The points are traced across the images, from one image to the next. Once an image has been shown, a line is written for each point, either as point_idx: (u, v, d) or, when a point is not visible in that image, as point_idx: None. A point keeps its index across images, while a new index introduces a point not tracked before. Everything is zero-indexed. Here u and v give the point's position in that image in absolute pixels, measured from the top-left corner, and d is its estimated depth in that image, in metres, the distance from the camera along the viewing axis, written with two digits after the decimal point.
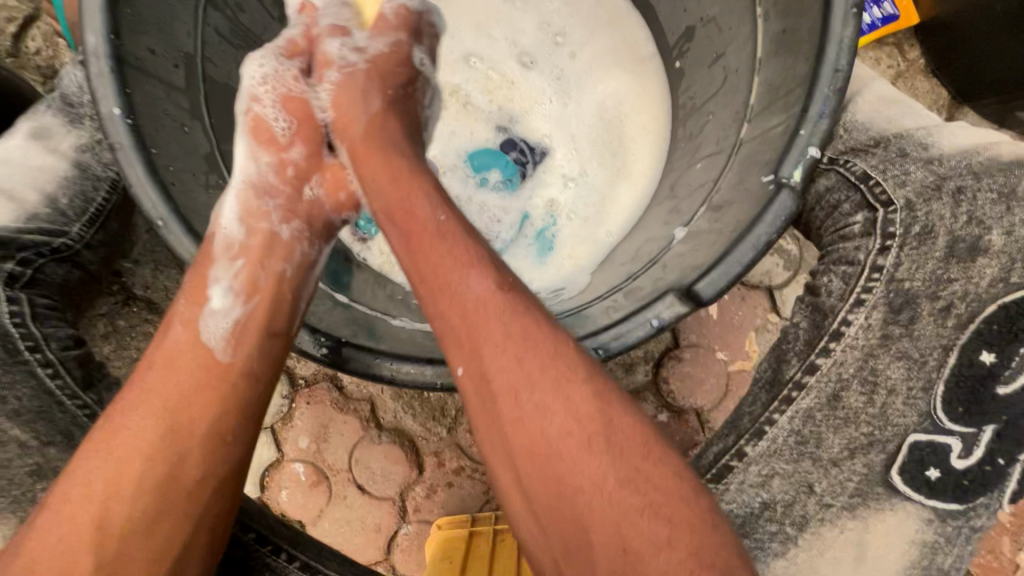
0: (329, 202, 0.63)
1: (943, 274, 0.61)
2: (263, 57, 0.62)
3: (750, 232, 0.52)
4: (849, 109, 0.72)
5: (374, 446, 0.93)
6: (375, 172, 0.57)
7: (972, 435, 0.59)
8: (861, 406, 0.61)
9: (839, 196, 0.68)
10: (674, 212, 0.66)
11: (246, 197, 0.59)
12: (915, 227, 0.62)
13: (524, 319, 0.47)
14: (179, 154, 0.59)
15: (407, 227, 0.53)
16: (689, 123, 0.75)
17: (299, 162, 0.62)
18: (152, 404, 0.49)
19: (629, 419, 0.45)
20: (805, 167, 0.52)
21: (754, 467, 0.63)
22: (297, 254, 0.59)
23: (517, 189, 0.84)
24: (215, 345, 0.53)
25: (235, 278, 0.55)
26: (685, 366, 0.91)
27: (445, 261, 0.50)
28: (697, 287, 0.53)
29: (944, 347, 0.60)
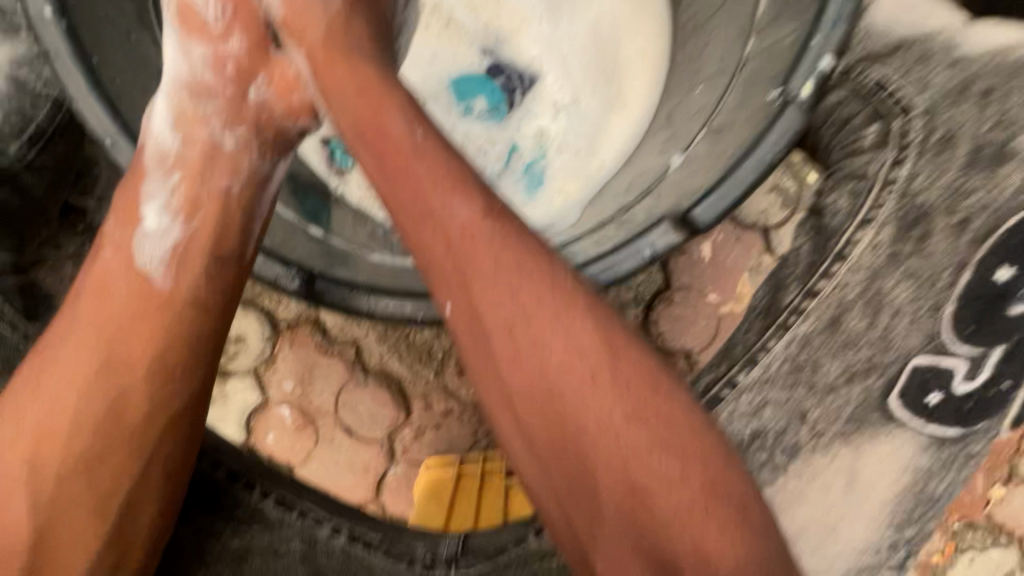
0: (280, 106, 0.54)
1: (961, 183, 0.67)
2: None
3: (754, 154, 0.50)
4: (867, 18, 0.65)
5: (360, 390, 0.87)
6: (341, 81, 0.49)
7: (979, 359, 0.69)
8: (861, 329, 0.69)
9: (849, 110, 0.66)
10: (671, 140, 0.62)
11: (180, 98, 0.52)
12: (938, 134, 0.67)
13: (519, 251, 0.43)
14: (126, 67, 0.53)
15: (380, 147, 0.46)
16: (690, 45, 0.72)
17: (239, 57, 0.53)
18: (87, 336, 0.46)
19: (633, 353, 0.43)
20: (817, 79, 0.50)
21: (745, 397, 0.69)
22: (243, 165, 0.52)
23: (504, 118, 0.79)
24: (150, 271, 0.48)
25: (172, 193, 0.50)
26: None
27: (427, 188, 0.45)
28: (694, 213, 0.51)
29: (952, 267, 0.68)
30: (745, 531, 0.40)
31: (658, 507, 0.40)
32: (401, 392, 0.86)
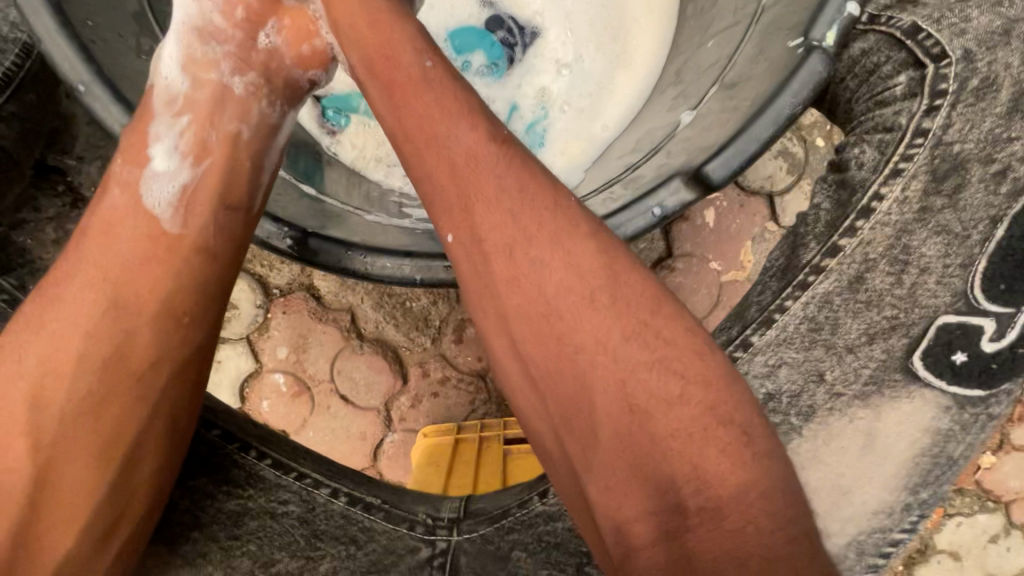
0: (290, 54, 0.51)
1: (1001, 134, 0.51)
2: None
3: (772, 105, 0.45)
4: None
5: (357, 357, 0.90)
6: (351, 11, 0.47)
7: (1011, 316, 0.49)
8: (887, 287, 0.52)
9: (878, 57, 0.56)
10: (681, 97, 0.59)
11: (189, 42, 0.50)
12: (973, 80, 0.51)
13: (520, 172, 0.42)
14: (100, 8, 0.49)
15: (388, 77, 0.45)
16: None
17: (250, 0, 0.50)
18: (92, 276, 0.43)
19: (638, 277, 0.40)
20: (841, 26, 0.44)
21: (760, 357, 0.54)
22: (252, 112, 0.50)
23: (503, 75, 0.75)
24: (160, 212, 0.46)
25: (181, 136, 0.48)
26: (677, 276, 0.87)
27: (432, 114, 0.43)
28: (706, 169, 0.46)
29: (992, 219, 0.50)
30: (750, 458, 0.38)
31: (660, 431, 0.38)
32: (398, 358, 0.90)
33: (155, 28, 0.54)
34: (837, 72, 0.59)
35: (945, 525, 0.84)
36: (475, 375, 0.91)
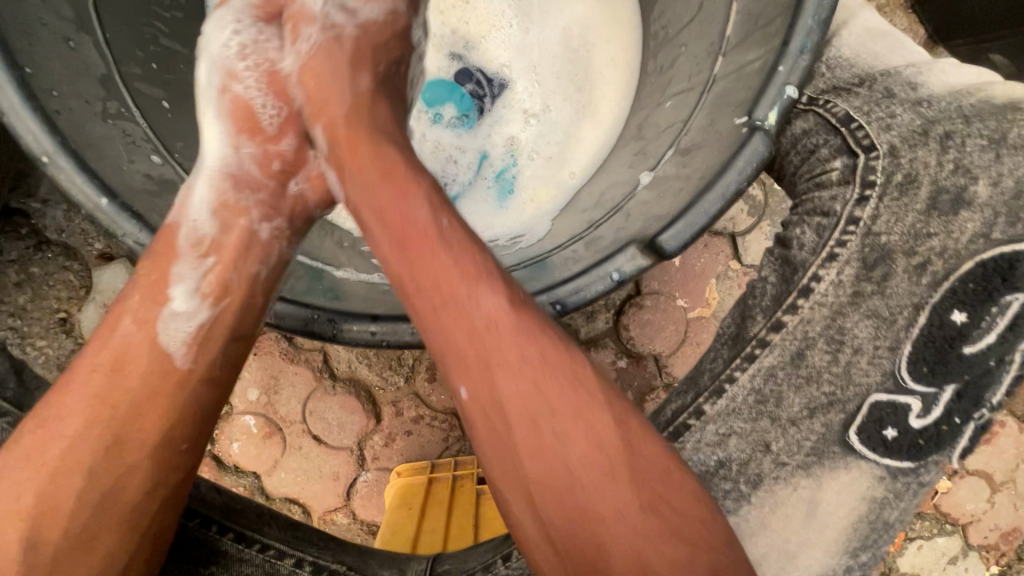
0: (314, 198, 0.55)
1: (922, 229, 0.54)
2: (243, 26, 0.56)
3: (718, 181, 0.48)
4: (831, 42, 0.63)
5: (328, 398, 0.89)
6: (365, 161, 0.50)
7: (932, 395, 0.54)
8: (825, 365, 0.55)
9: (816, 138, 0.59)
10: (641, 156, 0.61)
11: (222, 188, 0.52)
12: (897, 175, 0.54)
13: (541, 344, 0.44)
14: (65, 75, 0.50)
15: (402, 233, 0.47)
16: (660, 55, 0.68)
17: (288, 155, 0.55)
18: (97, 413, 0.43)
19: (647, 443, 0.44)
20: (782, 108, 0.47)
21: (711, 425, 0.56)
22: (274, 253, 0.52)
23: (473, 125, 0.78)
24: (175, 351, 0.46)
25: (204, 278, 0.49)
26: (646, 313, 0.90)
27: (454, 280, 0.45)
28: (659, 240, 0.49)
29: (917, 307, 0.54)
30: None
31: None
32: (371, 398, 0.89)
33: (123, 92, 0.55)
34: (781, 147, 0.62)
35: (905, 547, 0.88)
36: (450, 414, 0.91)
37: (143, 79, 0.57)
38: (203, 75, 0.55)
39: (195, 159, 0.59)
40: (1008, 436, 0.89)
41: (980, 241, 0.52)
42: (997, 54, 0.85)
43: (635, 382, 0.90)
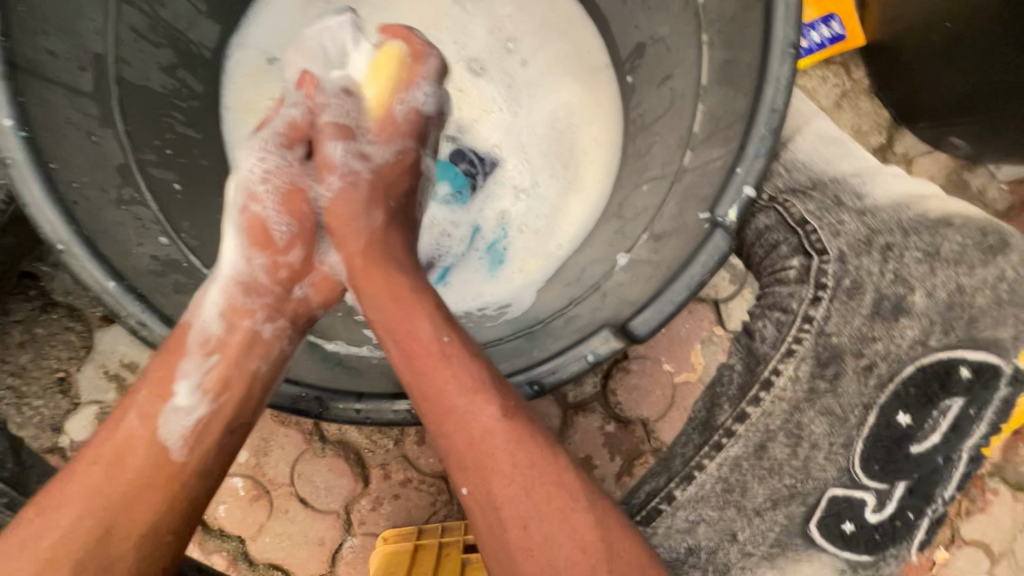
0: (318, 299, 0.60)
1: (867, 332, 0.61)
2: (268, 156, 0.62)
3: (684, 273, 0.52)
4: (787, 144, 0.69)
5: (317, 461, 0.90)
6: (377, 285, 0.54)
7: (885, 491, 0.61)
8: (785, 458, 0.62)
9: (777, 236, 0.65)
10: (618, 236, 0.65)
11: (233, 293, 0.56)
12: (845, 281, 0.61)
13: (531, 448, 0.48)
14: (86, 167, 0.54)
15: (409, 347, 0.51)
16: (638, 140, 0.73)
17: (295, 265, 0.60)
18: (92, 504, 0.45)
19: (627, 542, 0.46)
20: (740, 207, 0.51)
21: (681, 512, 0.65)
22: (276, 350, 0.56)
23: (466, 202, 0.81)
24: (172, 444, 0.49)
25: (205, 375, 0.52)
26: (633, 377, 0.91)
27: (452, 392, 0.49)
28: (630, 324, 0.53)
29: (865, 406, 0.61)
30: None
31: None
32: (359, 461, 0.90)
33: (137, 178, 0.59)
34: (746, 239, 0.68)
35: None
36: (438, 478, 0.91)
37: (157, 164, 0.62)
38: (231, 194, 0.61)
39: (199, 237, 0.63)
40: (1001, 503, 0.88)
41: (918, 346, 0.59)
42: (956, 137, 0.91)
43: (623, 446, 0.90)
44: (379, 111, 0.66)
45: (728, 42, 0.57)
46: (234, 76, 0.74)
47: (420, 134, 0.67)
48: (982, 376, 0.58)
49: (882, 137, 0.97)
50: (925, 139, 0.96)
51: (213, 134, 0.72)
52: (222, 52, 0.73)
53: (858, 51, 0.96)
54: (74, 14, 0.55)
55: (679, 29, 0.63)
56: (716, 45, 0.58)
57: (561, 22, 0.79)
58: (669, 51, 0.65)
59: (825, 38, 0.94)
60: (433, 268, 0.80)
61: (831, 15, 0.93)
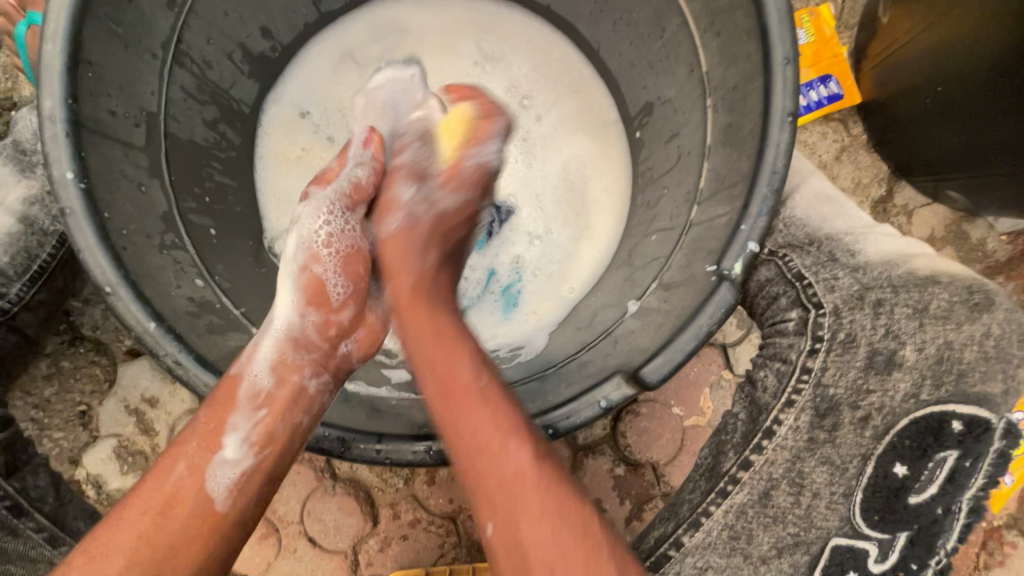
0: (360, 354, 0.63)
1: (862, 385, 0.62)
2: (333, 215, 0.63)
3: (692, 322, 0.55)
4: (786, 203, 0.75)
5: (327, 499, 0.90)
6: (420, 325, 0.56)
7: (887, 541, 0.59)
8: (789, 506, 0.63)
9: (777, 289, 0.69)
10: (629, 284, 0.69)
11: (283, 348, 0.58)
12: (840, 334, 0.63)
13: (560, 494, 0.49)
14: (135, 215, 0.58)
15: (446, 387, 0.53)
16: (647, 192, 0.77)
17: (345, 323, 0.62)
18: (138, 553, 0.47)
19: None
20: (745, 260, 0.54)
21: (689, 559, 0.64)
22: (318, 406, 0.58)
23: (483, 247, 0.84)
24: (218, 496, 0.52)
25: (253, 429, 0.54)
26: (642, 420, 0.92)
27: (489, 432, 0.51)
28: (642, 371, 0.55)
29: (864, 456, 0.61)
30: None
31: None
32: (369, 500, 0.90)
33: (178, 224, 0.64)
34: (750, 292, 0.73)
35: None
36: (446, 519, 0.90)
37: (195, 211, 0.67)
38: (291, 249, 0.63)
39: (231, 279, 0.67)
40: (1020, 558, 0.88)
41: (910, 400, 0.59)
42: (952, 191, 0.94)
43: (633, 490, 0.91)
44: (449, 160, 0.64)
45: (730, 107, 0.61)
46: (268, 128, 0.79)
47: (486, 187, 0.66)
48: (974, 429, 0.57)
49: (882, 189, 1.01)
50: (923, 192, 0.99)
51: (246, 182, 0.77)
52: (259, 107, 0.78)
53: (855, 108, 1.01)
54: (134, 78, 0.60)
55: (684, 93, 0.68)
56: (720, 109, 0.62)
57: (574, 81, 0.84)
58: (676, 112, 0.69)
59: (823, 97, 0.99)
60: None
61: (828, 75, 0.99)
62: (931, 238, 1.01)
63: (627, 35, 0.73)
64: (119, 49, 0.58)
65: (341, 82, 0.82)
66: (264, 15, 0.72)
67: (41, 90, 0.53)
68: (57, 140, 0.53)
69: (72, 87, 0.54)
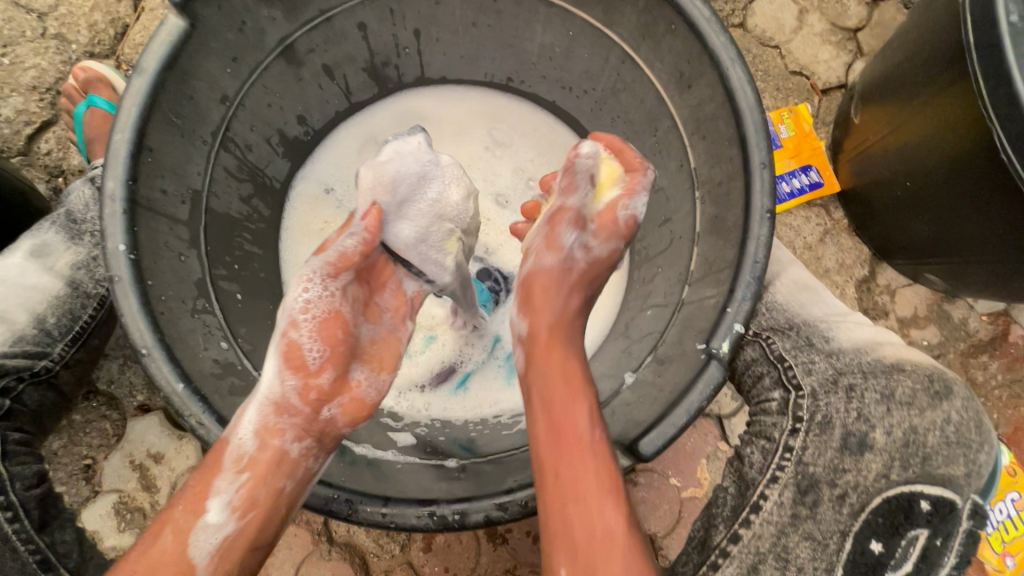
0: (343, 417, 0.64)
1: (839, 464, 0.64)
2: (313, 281, 0.64)
3: (684, 399, 0.58)
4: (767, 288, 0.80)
5: (321, 565, 0.90)
6: (552, 363, 0.63)
7: None
8: None
9: (761, 368, 0.73)
10: (626, 356, 0.74)
11: (265, 414, 0.60)
12: (817, 416, 0.66)
13: (638, 563, 0.54)
14: (171, 282, 0.64)
15: (564, 431, 0.58)
16: (642, 269, 0.83)
17: (324, 387, 0.63)
18: None
19: None
20: (732, 341, 0.59)
21: None
22: (301, 469, 0.61)
23: (491, 312, 0.88)
24: (199, 560, 0.55)
25: (236, 492, 0.57)
26: (640, 491, 0.93)
27: (592, 486, 0.56)
28: (638, 444, 0.58)
29: (843, 533, 0.62)
30: None
31: None
32: (365, 567, 0.90)
33: (209, 290, 0.69)
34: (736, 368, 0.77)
35: None
36: None
37: (225, 277, 0.73)
38: (279, 318, 0.65)
39: (251, 342, 0.73)
40: None
41: (882, 480, 0.62)
42: (931, 274, 1.00)
43: None
44: (602, 210, 0.67)
45: (715, 200, 0.68)
46: (296, 202, 0.87)
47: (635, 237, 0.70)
48: (941, 509, 0.59)
49: (865, 269, 1.07)
50: (904, 273, 1.06)
51: (271, 251, 0.84)
52: (288, 184, 0.87)
53: (836, 195, 1.09)
54: (186, 161, 0.68)
55: (676, 184, 0.75)
56: (707, 201, 0.69)
57: None
58: (668, 200, 0.77)
59: (804, 184, 1.08)
60: (453, 374, 0.86)
61: (809, 165, 1.08)
62: (915, 317, 1.06)
63: (625, 131, 0.81)
64: (175, 136, 0.65)
65: (364, 162, 0.90)
66: (302, 106, 0.81)
67: (106, 172, 0.59)
68: (114, 217, 0.59)
69: (133, 171, 0.60)
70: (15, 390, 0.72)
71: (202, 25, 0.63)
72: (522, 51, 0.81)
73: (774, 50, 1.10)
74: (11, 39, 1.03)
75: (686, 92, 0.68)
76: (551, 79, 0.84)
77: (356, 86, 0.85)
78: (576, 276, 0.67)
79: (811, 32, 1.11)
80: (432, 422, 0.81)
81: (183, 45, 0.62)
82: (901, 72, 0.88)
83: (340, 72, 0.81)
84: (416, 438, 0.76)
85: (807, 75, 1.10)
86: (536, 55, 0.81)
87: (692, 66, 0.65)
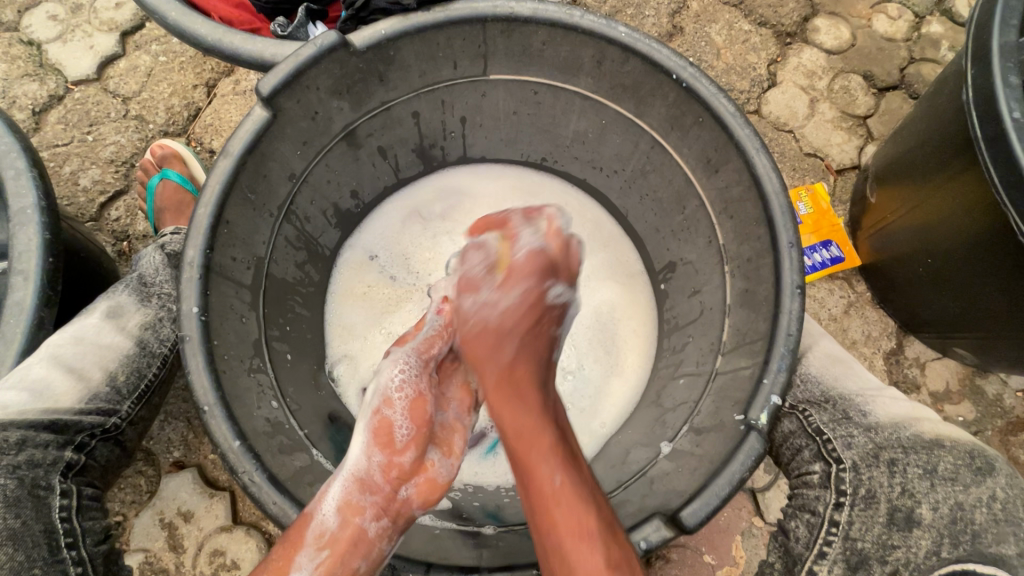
0: (419, 500, 0.69)
1: (887, 540, 0.63)
2: (398, 364, 0.72)
3: (725, 469, 0.60)
4: (801, 361, 0.81)
5: None
6: (504, 411, 0.66)
7: None
8: None
9: (800, 441, 0.74)
10: (660, 424, 0.76)
11: (348, 490, 0.65)
12: (861, 489, 0.66)
13: None
14: (233, 342, 0.68)
15: (527, 480, 0.62)
16: (671, 338, 0.86)
17: (406, 465, 0.69)
18: None
19: None
20: (770, 411, 0.60)
21: None
22: (375, 550, 0.65)
23: None
24: None
25: (315, 569, 0.61)
26: (673, 568, 0.91)
27: (563, 533, 0.58)
28: (680, 515, 0.59)
29: None
30: None
31: None
32: None
33: (264, 349, 0.73)
34: (775, 440, 0.77)
35: None
36: None
37: (277, 338, 0.77)
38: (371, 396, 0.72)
39: (297, 401, 0.76)
40: None
41: (933, 557, 0.61)
42: (960, 348, 1.00)
43: None
44: (503, 263, 0.68)
45: (745, 275, 0.72)
46: (342, 269, 0.93)
47: (546, 267, 0.67)
48: None
49: (892, 341, 1.08)
50: (932, 346, 1.06)
51: (318, 313, 0.90)
52: (336, 252, 0.93)
53: (857, 269, 1.12)
54: (254, 231, 0.74)
55: (704, 258, 0.79)
56: (736, 275, 0.73)
57: (604, 237, 0.97)
58: (697, 273, 0.81)
59: (825, 258, 1.11)
60: (482, 438, 0.85)
61: (829, 241, 1.12)
62: (948, 392, 1.06)
63: (653, 208, 0.87)
64: (248, 210, 0.72)
65: (406, 234, 0.97)
66: (356, 181, 0.88)
67: (187, 242, 0.65)
68: (190, 281, 0.64)
69: (211, 241, 0.66)
70: (88, 445, 0.74)
71: (282, 115, 0.71)
72: (558, 136, 0.89)
73: (789, 134, 1.18)
74: (96, 118, 1.15)
75: (714, 176, 0.74)
76: (583, 160, 0.92)
77: (405, 165, 0.93)
78: (500, 338, 0.66)
79: (822, 119, 1.19)
80: (464, 487, 0.81)
81: (264, 131, 0.70)
82: (913, 157, 0.93)
83: (392, 152, 0.89)
84: (451, 503, 0.77)
85: (822, 157, 1.17)
86: (570, 139, 0.89)
87: (719, 154, 0.71)
